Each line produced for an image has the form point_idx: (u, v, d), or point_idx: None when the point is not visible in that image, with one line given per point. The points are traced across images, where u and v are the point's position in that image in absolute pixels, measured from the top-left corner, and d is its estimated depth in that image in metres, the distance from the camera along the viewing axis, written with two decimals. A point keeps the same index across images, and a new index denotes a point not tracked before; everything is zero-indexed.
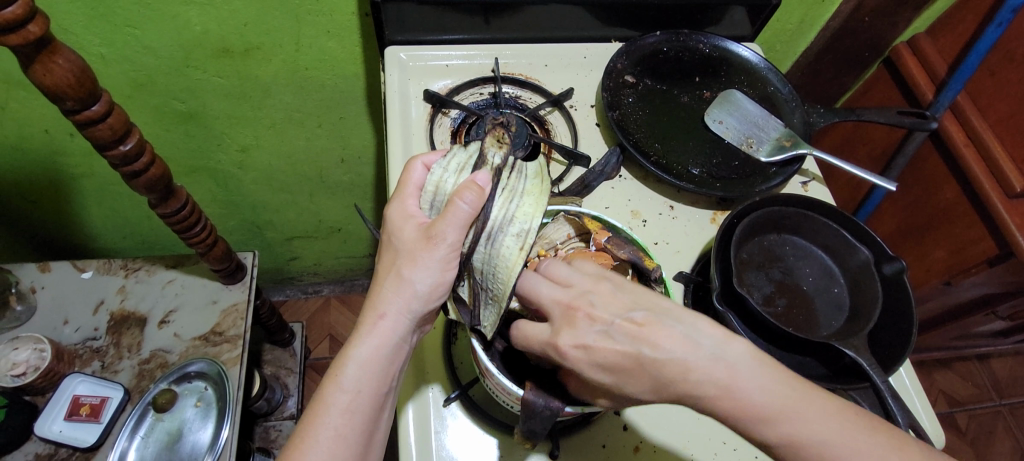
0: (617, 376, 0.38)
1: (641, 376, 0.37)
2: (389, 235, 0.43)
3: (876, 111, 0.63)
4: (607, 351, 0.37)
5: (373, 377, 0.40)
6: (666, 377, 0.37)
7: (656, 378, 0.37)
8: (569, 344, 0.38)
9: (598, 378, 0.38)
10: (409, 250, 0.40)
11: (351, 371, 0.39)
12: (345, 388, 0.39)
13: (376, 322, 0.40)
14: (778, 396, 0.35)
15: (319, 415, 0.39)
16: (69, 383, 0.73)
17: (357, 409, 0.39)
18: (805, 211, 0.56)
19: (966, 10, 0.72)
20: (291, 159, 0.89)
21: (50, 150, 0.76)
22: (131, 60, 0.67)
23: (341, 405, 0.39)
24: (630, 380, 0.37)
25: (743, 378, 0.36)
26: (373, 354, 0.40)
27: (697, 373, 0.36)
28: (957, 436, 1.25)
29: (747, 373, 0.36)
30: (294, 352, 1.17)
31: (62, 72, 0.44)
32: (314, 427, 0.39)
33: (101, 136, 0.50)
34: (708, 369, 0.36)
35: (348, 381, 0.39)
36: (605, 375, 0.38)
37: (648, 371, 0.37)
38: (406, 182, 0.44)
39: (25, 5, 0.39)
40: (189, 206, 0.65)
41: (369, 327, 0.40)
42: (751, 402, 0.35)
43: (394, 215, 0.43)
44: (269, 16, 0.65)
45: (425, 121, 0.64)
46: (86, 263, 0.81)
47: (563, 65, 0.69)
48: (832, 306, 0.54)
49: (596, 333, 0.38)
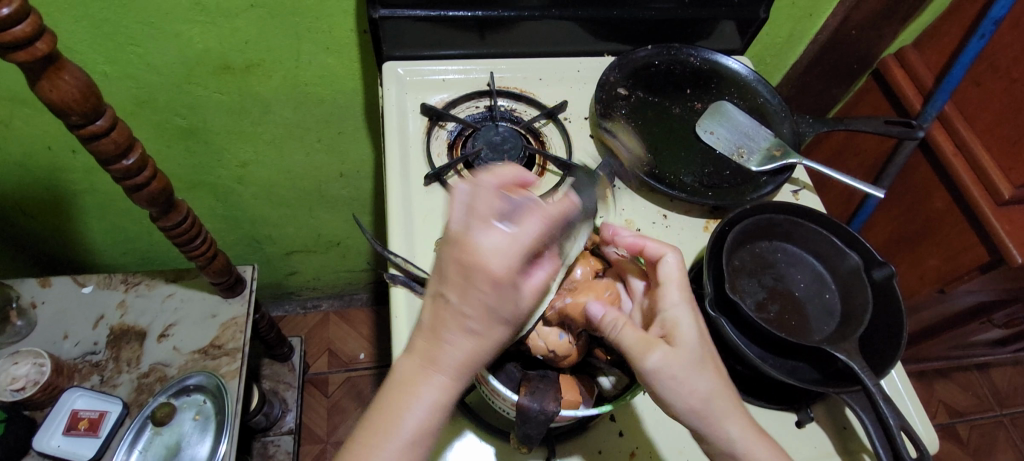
0: (703, 365, 0.42)
1: (701, 360, 0.42)
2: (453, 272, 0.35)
3: (864, 120, 0.65)
4: (704, 339, 0.43)
5: (436, 421, 0.38)
6: (704, 374, 0.42)
7: (704, 367, 0.42)
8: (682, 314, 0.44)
9: (683, 342, 0.42)
10: (488, 300, 0.34)
11: (419, 413, 0.37)
12: (411, 425, 0.37)
13: (450, 376, 0.37)
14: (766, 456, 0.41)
15: (377, 443, 0.37)
16: (68, 397, 0.73)
17: (414, 448, 0.37)
18: (796, 218, 0.57)
19: (949, 23, 0.74)
20: (290, 174, 0.90)
21: (53, 167, 0.77)
22: (134, 77, 0.68)
23: (400, 442, 0.37)
24: (707, 376, 0.42)
25: (751, 431, 0.42)
26: (441, 402, 0.37)
27: (721, 404, 0.42)
28: (959, 447, 1.24)
29: (746, 417, 0.43)
30: (293, 366, 1.16)
31: (67, 88, 0.45)
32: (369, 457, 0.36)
33: (105, 151, 0.51)
34: (735, 410, 0.43)
35: (412, 421, 0.37)
36: (689, 345, 0.42)
37: (707, 377, 0.42)
38: (467, 205, 0.35)
39: (34, 23, 0.40)
40: (190, 219, 0.66)
41: (442, 377, 0.37)
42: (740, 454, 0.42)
43: (468, 245, 0.34)
44: (270, 34, 0.67)
45: (422, 135, 0.65)
46: (87, 278, 0.82)
47: (556, 78, 0.71)
48: (823, 312, 0.55)
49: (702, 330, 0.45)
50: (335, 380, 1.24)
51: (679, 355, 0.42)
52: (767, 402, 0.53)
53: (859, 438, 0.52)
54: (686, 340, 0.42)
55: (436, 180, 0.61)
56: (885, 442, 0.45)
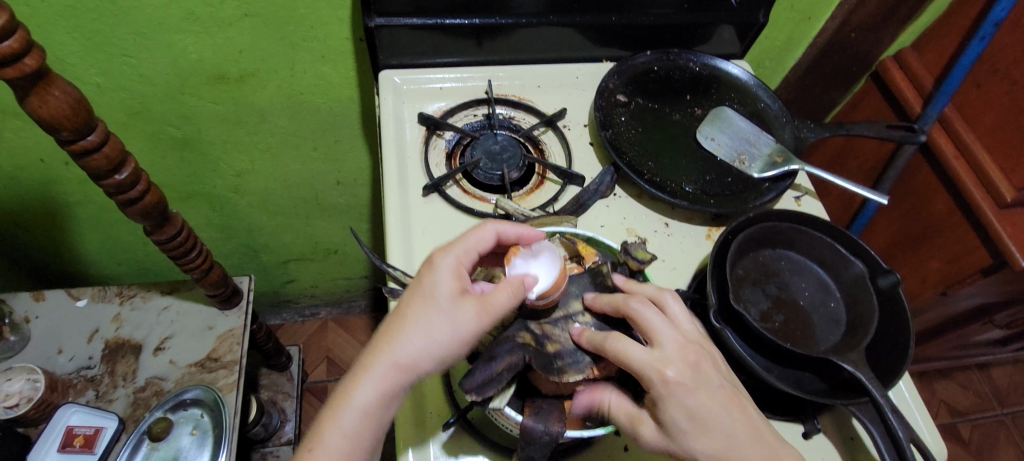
0: (695, 431, 0.40)
1: (701, 427, 0.40)
2: (425, 277, 0.44)
3: (866, 125, 0.64)
4: (698, 398, 0.41)
5: (372, 419, 0.41)
6: (710, 441, 0.40)
7: (707, 432, 0.40)
8: (667, 380, 0.41)
9: (675, 417, 0.41)
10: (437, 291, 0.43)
11: (349, 416, 0.41)
12: (344, 428, 0.41)
13: (388, 367, 0.41)
14: None
15: (323, 432, 0.41)
16: (63, 413, 0.71)
17: (351, 451, 0.41)
18: (800, 226, 0.57)
19: (949, 25, 0.73)
20: (286, 182, 0.89)
21: (45, 178, 0.76)
22: (127, 88, 0.67)
23: (335, 447, 0.41)
24: (704, 439, 0.40)
25: None
26: (374, 399, 0.41)
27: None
28: (961, 447, 1.24)
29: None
30: (292, 375, 1.15)
31: (57, 103, 0.44)
32: (319, 438, 0.41)
33: (97, 166, 0.50)
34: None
35: (347, 423, 0.41)
36: (682, 417, 0.41)
37: (717, 441, 0.40)
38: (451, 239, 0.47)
39: (21, 39, 0.39)
40: (185, 232, 0.65)
41: (379, 369, 0.41)
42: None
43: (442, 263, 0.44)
44: (264, 42, 0.66)
45: (420, 144, 0.64)
46: (81, 291, 0.81)
47: (555, 85, 0.70)
48: (829, 321, 0.54)
49: (695, 383, 0.41)
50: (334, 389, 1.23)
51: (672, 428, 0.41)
52: (773, 413, 0.52)
53: (867, 448, 0.51)
54: (678, 415, 0.41)
55: (435, 190, 0.60)
56: (894, 454, 0.44)
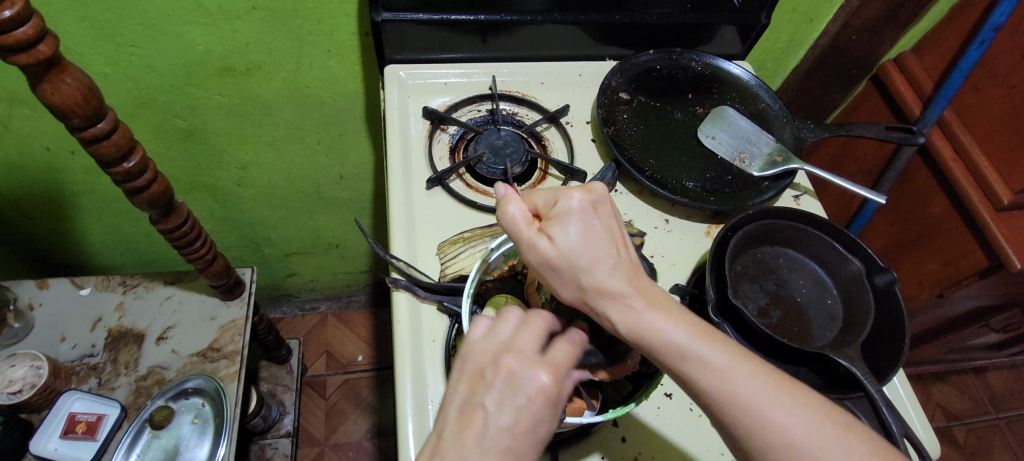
0: (588, 260, 0.40)
1: (598, 260, 0.40)
2: (503, 383, 0.37)
3: (865, 126, 0.65)
4: (594, 228, 0.41)
5: None
6: (611, 281, 0.40)
7: (600, 270, 0.40)
8: (568, 204, 0.41)
9: (575, 248, 0.40)
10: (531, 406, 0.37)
11: None
12: None
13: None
14: (740, 375, 0.37)
15: None
16: (67, 399, 0.73)
17: None
18: (799, 224, 0.57)
19: (949, 29, 0.74)
20: (290, 175, 0.89)
21: (51, 168, 0.76)
22: (134, 78, 0.68)
23: None
24: (601, 272, 0.40)
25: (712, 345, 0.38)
26: None
27: (669, 329, 0.38)
28: (956, 451, 1.24)
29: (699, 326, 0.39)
30: (291, 368, 1.16)
31: (69, 90, 0.45)
32: None
33: (106, 154, 0.51)
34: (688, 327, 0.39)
35: None
36: (579, 247, 0.40)
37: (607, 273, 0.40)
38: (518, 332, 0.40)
39: (36, 26, 0.40)
40: (190, 222, 0.65)
41: None
42: (792, 436, 0.35)
43: (525, 378, 0.37)
44: (271, 35, 0.66)
45: (424, 138, 0.65)
46: (85, 280, 0.81)
47: (558, 82, 0.71)
48: (826, 318, 0.55)
49: (592, 213, 0.42)
50: (333, 383, 1.23)
51: (570, 252, 0.40)
52: None
53: None
54: (573, 244, 0.40)
55: (438, 184, 0.61)
56: None
